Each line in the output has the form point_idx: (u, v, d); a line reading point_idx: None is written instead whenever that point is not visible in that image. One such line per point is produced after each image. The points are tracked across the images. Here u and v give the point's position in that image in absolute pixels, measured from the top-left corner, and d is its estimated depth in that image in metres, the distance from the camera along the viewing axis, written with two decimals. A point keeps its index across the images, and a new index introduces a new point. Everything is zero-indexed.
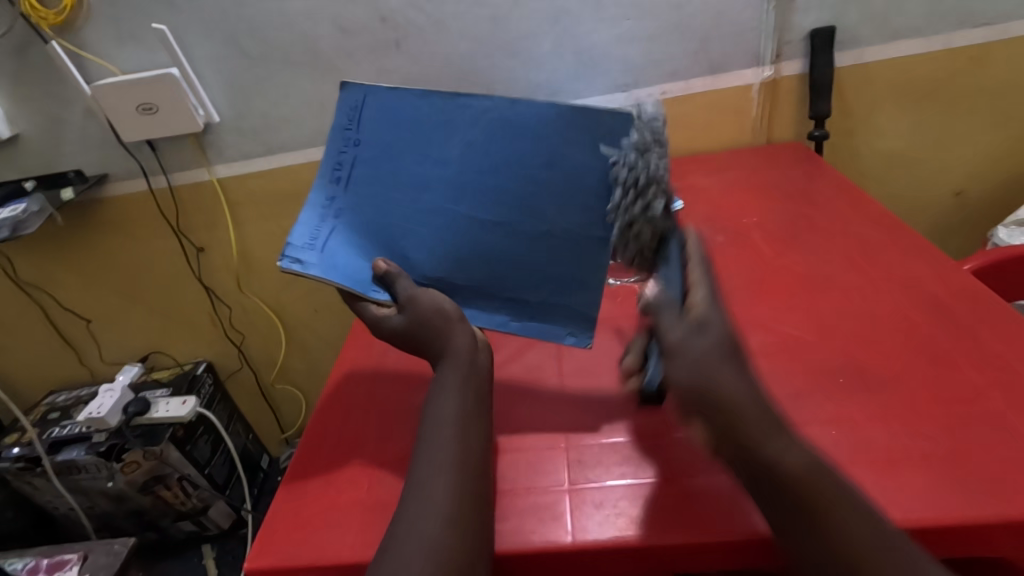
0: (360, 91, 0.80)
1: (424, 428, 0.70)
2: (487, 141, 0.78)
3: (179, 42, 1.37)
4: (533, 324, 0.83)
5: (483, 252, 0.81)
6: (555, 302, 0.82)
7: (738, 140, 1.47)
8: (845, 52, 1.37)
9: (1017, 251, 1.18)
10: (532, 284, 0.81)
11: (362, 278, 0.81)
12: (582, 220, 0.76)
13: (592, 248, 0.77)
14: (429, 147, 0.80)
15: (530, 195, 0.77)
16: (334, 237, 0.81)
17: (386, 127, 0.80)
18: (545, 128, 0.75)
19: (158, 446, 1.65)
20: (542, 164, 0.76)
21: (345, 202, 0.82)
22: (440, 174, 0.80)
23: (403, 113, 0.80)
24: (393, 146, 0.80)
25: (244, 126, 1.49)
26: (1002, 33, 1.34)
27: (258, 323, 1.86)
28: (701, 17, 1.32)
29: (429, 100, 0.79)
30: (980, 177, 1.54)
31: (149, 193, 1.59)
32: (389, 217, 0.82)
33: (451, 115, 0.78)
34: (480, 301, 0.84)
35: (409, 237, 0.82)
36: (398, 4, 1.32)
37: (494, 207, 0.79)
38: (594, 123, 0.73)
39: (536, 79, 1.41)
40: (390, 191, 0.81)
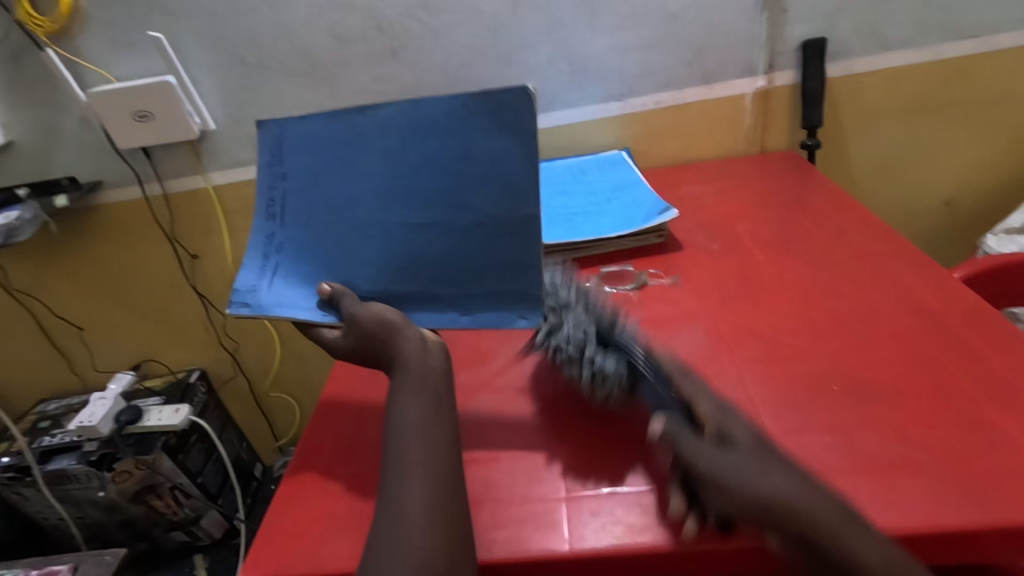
0: (276, 129, 0.85)
1: (391, 444, 0.69)
2: (403, 145, 0.79)
3: (176, 50, 1.38)
4: (485, 317, 0.80)
5: (424, 253, 0.80)
6: (500, 289, 0.79)
7: (731, 148, 1.49)
8: (837, 63, 1.38)
9: (1006, 259, 1.19)
10: (478, 277, 0.80)
11: (308, 304, 0.83)
12: (507, 202, 0.76)
13: (522, 227, 0.76)
14: (351, 162, 0.82)
15: (454, 187, 0.77)
16: (278, 272, 0.85)
17: (308, 156, 0.84)
18: (452, 122, 0.76)
19: (150, 455, 1.64)
20: (456, 156, 0.77)
21: (284, 236, 0.86)
22: (367, 184, 0.81)
23: (320, 137, 0.83)
24: (317, 172, 0.84)
25: (241, 134, 1.49)
26: (990, 44, 1.36)
27: (251, 330, 1.85)
28: (695, 27, 1.34)
29: (341, 121, 0.82)
30: (969, 186, 1.56)
31: (143, 200, 1.59)
32: (327, 240, 0.84)
33: (365, 129, 0.80)
34: (432, 299, 0.81)
35: (349, 252, 0.83)
36: (395, 13, 1.33)
37: (425, 207, 0.79)
38: (494, 106, 0.74)
39: (531, 88, 1.42)
40: (323, 214, 0.84)
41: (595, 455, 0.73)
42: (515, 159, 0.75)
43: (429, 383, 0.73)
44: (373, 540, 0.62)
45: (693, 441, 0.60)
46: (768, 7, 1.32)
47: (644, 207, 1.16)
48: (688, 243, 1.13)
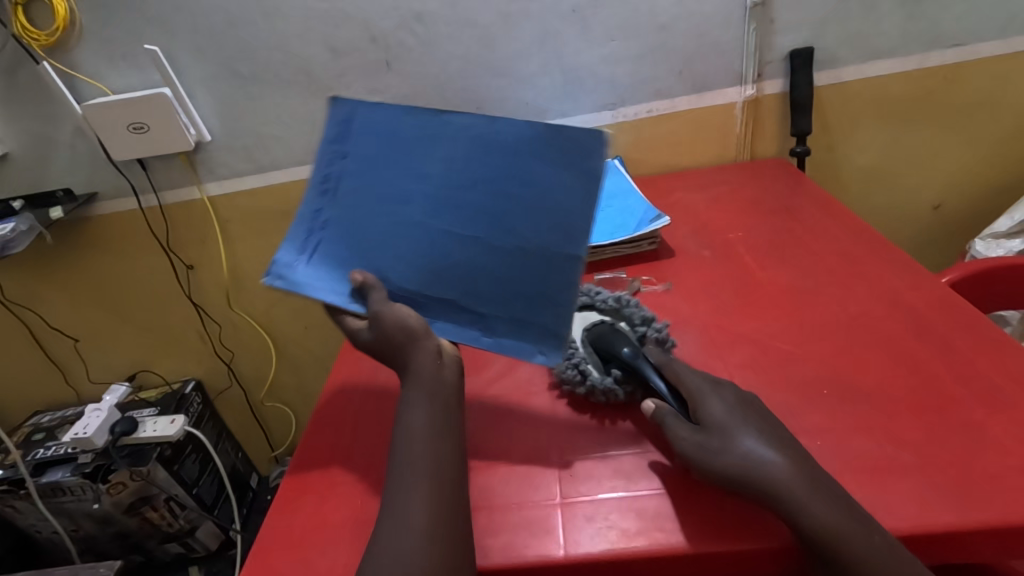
0: (347, 104, 0.81)
1: (397, 450, 0.70)
2: (467, 156, 0.77)
3: (172, 62, 1.39)
4: (507, 340, 0.81)
5: (460, 267, 0.80)
6: (528, 319, 0.80)
7: (722, 156, 1.51)
8: (824, 71, 1.41)
9: (993, 264, 1.22)
10: (510, 301, 0.80)
11: (339, 293, 0.82)
12: (556, 237, 0.76)
13: (566, 265, 0.76)
14: (413, 161, 0.79)
15: (507, 210, 0.77)
16: (319, 252, 0.83)
17: (372, 142, 0.81)
18: (522, 146, 0.75)
19: (144, 467, 1.63)
20: (519, 181, 0.76)
21: (330, 215, 0.83)
22: (422, 187, 0.79)
23: (389, 127, 0.80)
24: (378, 161, 0.80)
25: (236, 145, 1.50)
26: (973, 53, 1.39)
27: (247, 340, 1.85)
28: (685, 37, 1.36)
29: (413, 116, 0.79)
30: (956, 192, 1.59)
31: (139, 211, 1.59)
32: (369, 232, 0.82)
33: (437, 128, 0.78)
34: (456, 316, 0.82)
35: (388, 251, 0.81)
36: (389, 25, 1.35)
37: (472, 223, 0.78)
38: (568, 143, 0.74)
39: (524, 98, 1.44)
40: (374, 204, 0.81)
41: (592, 462, 0.74)
42: (575, 196, 0.75)
43: (437, 391, 0.74)
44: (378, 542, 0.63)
45: (673, 420, 0.71)
46: (756, 18, 1.34)
47: (636, 215, 1.17)
48: (680, 250, 1.14)
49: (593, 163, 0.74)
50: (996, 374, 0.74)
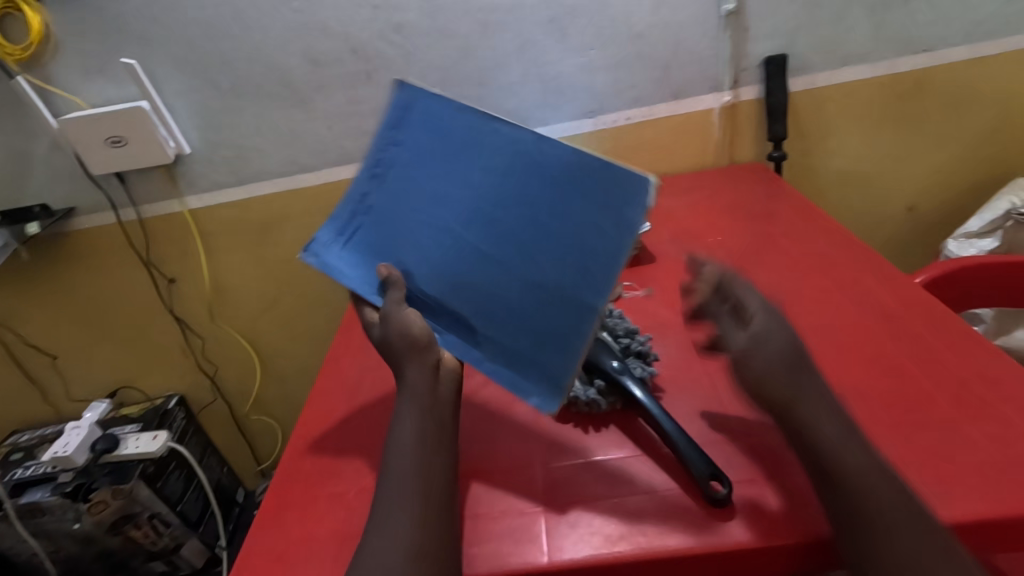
0: (411, 93, 0.83)
1: (388, 462, 0.70)
2: (503, 172, 0.77)
3: (150, 76, 1.38)
4: (507, 373, 0.78)
5: (479, 286, 0.79)
6: (535, 358, 0.76)
7: (702, 162, 1.53)
8: (798, 77, 1.44)
9: (965, 263, 1.24)
10: (516, 334, 0.77)
11: (366, 283, 0.86)
12: (577, 282, 0.73)
13: (581, 313, 0.72)
14: (457, 165, 0.80)
15: (533, 239, 0.75)
16: (358, 235, 0.87)
17: (424, 136, 0.82)
18: (564, 176, 0.73)
19: (127, 484, 1.60)
20: (549, 212, 0.74)
21: (375, 201, 0.86)
22: (459, 194, 0.80)
23: (442, 124, 0.81)
24: (425, 156, 0.82)
25: (216, 157, 1.49)
26: (941, 58, 1.43)
27: (231, 353, 1.83)
28: (662, 45, 1.38)
29: (468, 117, 0.79)
30: (930, 194, 1.62)
31: (118, 225, 1.57)
32: (405, 225, 0.84)
33: (485, 135, 0.78)
34: (463, 332, 0.81)
35: (415, 252, 0.83)
36: (369, 36, 1.35)
37: (496, 241, 0.77)
38: (612, 185, 0.70)
39: (505, 106, 1.45)
40: (413, 200, 0.83)
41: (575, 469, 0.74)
42: (606, 242, 0.71)
43: (430, 404, 0.74)
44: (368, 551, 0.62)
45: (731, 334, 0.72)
46: (731, 26, 1.37)
47: None
48: (661, 256, 1.15)
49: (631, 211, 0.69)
50: (965, 374, 0.76)
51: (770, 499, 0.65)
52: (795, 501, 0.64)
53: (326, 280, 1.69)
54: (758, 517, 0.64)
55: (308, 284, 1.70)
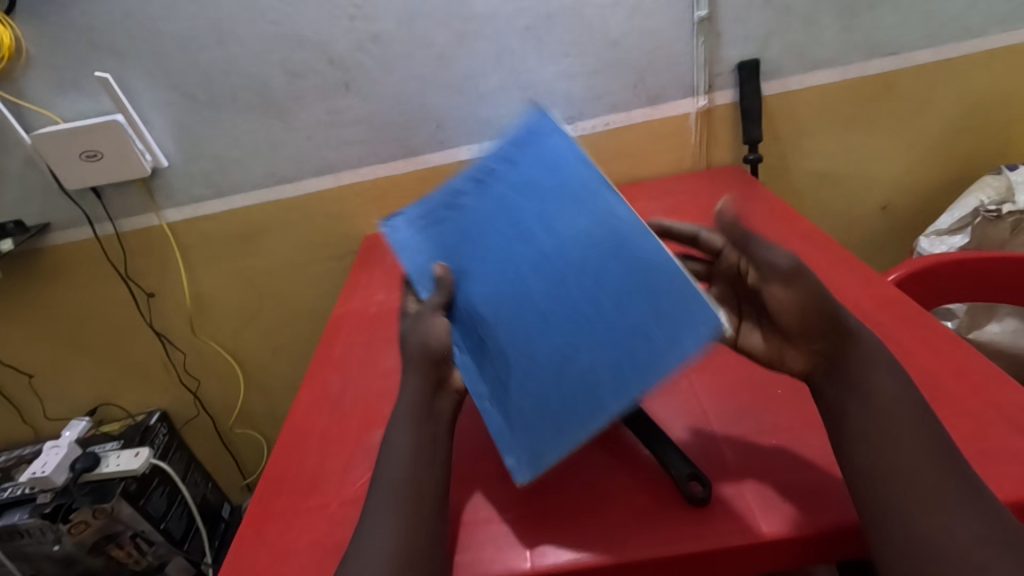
0: (552, 128, 0.82)
1: (379, 468, 0.69)
2: (587, 243, 0.73)
3: (125, 89, 1.37)
4: (503, 427, 0.72)
5: (511, 330, 0.74)
6: (530, 423, 0.69)
7: (679, 165, 1.55)
8: (771, 81, 1.47)
9: (936, 260, 1.28)
10: (523, 397, 0.71)
11: (425, 271, 0.87)
12: (605, 381, 0.65)
13: (591, 403, 0.65)
14: (554, 212, 0.77)
15: (584, 320, 0.69)
16: (443, 227, 0.89)
17: (542, 171, 0.81)
18: (642, 273, 0.68)
19: (108, 503, 1.58)
20: (611, 301, 0.69)
21: (469, 204, 0.87)
22: (541, 236, 0.77)
23: (563, 167, 0.79)
24: (530, 189, 0.81)
25: (194, 169, 1.48)
26: (908, 61, 1.46)
27: (213, 367, 1.81)
28: (637, 52, 1.40)
29: (589, 176, 0.77)
30: (902, 192, 1.66)
31: (95, 240, 1.55)
32: (481, 238, 0.83)
33: (593, 197, 0.75)
34: (478, 360, 0.77)
35: (477, 268, 0.81)
36: (346, 47, 1.35)
37: (550, 297, 0.73)
38: (682, 303, 0.64)
39: (484, 114, 1.46)
40: (501, 220, 0.82)
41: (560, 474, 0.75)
42: (648, 350, 0.64)
43: (425, 415, 0.72)
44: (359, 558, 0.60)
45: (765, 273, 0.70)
46: (704, 32, 1.39)
47: None
48: None
49: (690, 338, 0.62)
50: (934, 369, 0.78)
51: (764, 502, 0.65)
52: (831, 490, 0.65)
53: (309, 290, 1.68)
54: (737, 516, 0.64)
55: (290, 295, 1.70)
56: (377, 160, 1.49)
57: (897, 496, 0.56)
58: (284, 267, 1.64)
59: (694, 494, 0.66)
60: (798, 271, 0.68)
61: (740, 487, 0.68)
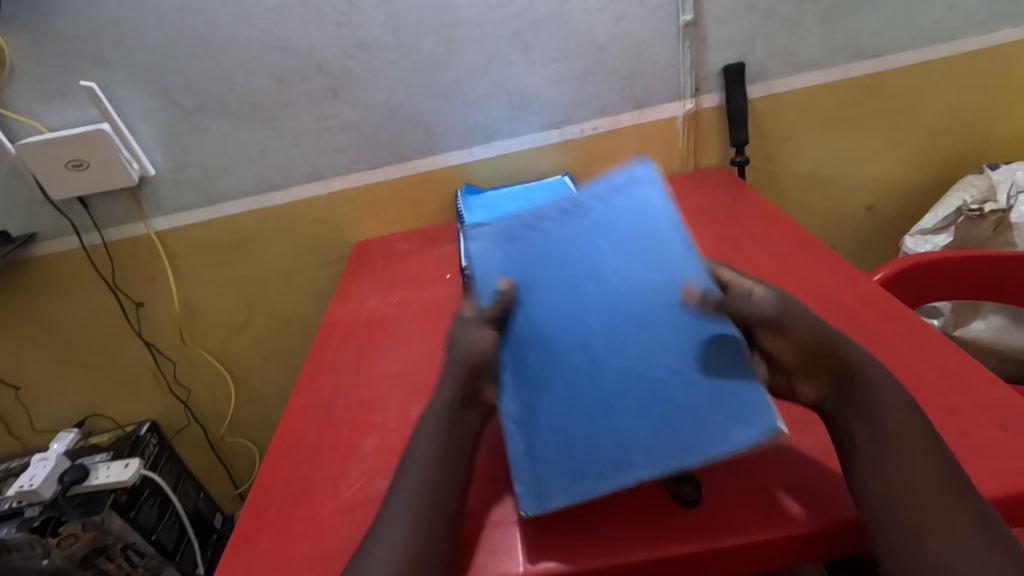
0: (655, 187, 0.83)
1: (402, 466, 0.69)
2: (662, 302, 0.73)
3: (111, 97, 1.36)
4: (522, 455, 0.70)
5: (562, 366, 0.73)
6: (554, 460, 0.68)
7: (667, 168, 1.56)
8: (756, 84, 1.48)
9: (921, 260, 1.29)
10: (551, 435, 0.69)
11: (488, 277, 0.84)
12: (643, 449, 0.65)
13: (621, 460, 0.65)
14: (634, 264, 0.77)
15: (638, 377, 0.69)
16: (519, 241, 0.88)
17: (632, 221, 0.81)
18: (703, 353, 0.68)
19: (98, 515, 1.56)
20: (668, 370, 0.69)
21: (552, 227, 0.86)
22: (614, 282, 0.77)
23: (652, 226, 0.79)
24: (615, 234, 0.81)
25: (182, 177, 1.47)
26: (891, 63, 1.48)
27: (204, 376, 1.80)
28: (625, 56, 1.41)
29: (680, 245, 0.76)
30: (887, 193, 1.68)
31: (82, 250, 1.54)
32: (553, 264, 0.81)
33: (679, 263, 0.75)
34: (515, 379, 0.74)
35: (541, 292, 0.79)
36: (334, 54, 1.35)
37: (608, 342, 0.73)
38: (740, 394, 0.64)
39: (473, 120, 1.46)
40: (579, 253, 0.81)
41: None
42: (691, 427, 0.65)
43: (454, 419, 0.72)
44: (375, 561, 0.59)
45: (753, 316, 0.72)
46: (689, 36, 1.41)
47: None
48: None
49: (742, 432, 0.62)
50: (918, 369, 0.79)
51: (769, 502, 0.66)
52: (834, 488, 0.65)
53: (299, 297, 1.68)
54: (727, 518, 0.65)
55: (281, 303, 1.69)
56: (366, 166, 1.49)
57: (911, 511, 0.57)
58: (274, 275, 1.64)
59: (685, 497, 0.67)
60: (789, 314, 0.72)
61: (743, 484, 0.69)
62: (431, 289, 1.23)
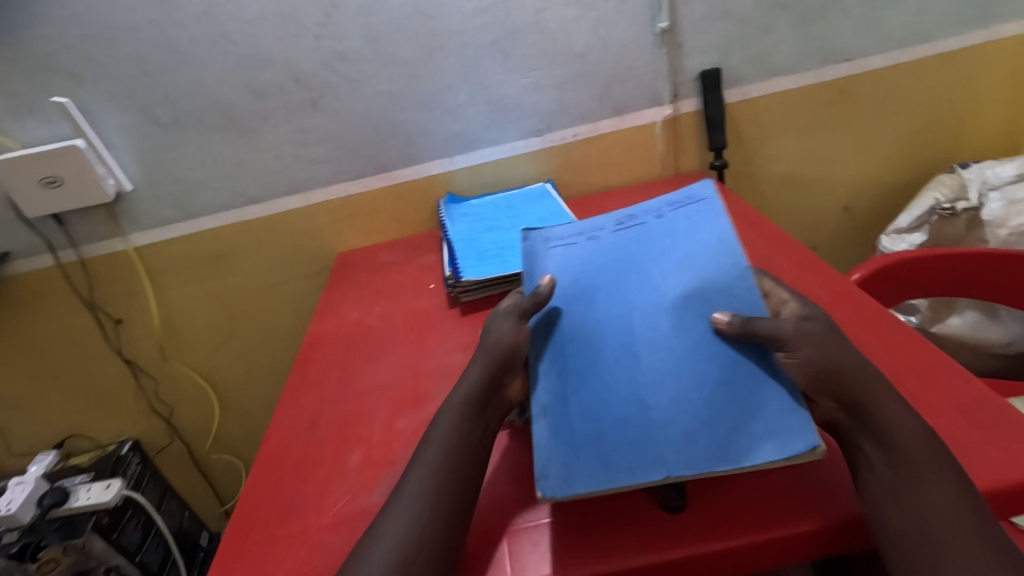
0: (715, 211, 0.91)
1: (418, 450, 0.72)
2: (706, 316, 0.76)
3: (85, 113, 1.34)
4: (545, 440, 0.69)
5: (603, 360, 0.76)
6: (582, 447, 0.68)
7: (648, 173, 1.57)
8: (733, 89, 1.50)
9: (898, 258, 1.31)
10: (582, 422, 0.70)
11: (536, 276, 0.91)
12: (676, 447, 0.65)
13: (652, 453, 0.65)
14: (682, 275, 0.82)
15: (676, 380, 0.71)
16: (572, 249, 0.96)
17: (686, 240, 0.88)
18: (744, 366, 0.70)
19: (79, 538, 1.52)
20: (707, 374, 0.70)
21: (607, 242, 0.95)
22: (660, 290, 0.82)
23: (704, 247, 0.85)
24: (667, 252, 0.88)
25: (160, 192, 1.45)
26: (863, 66, 1.52)
27: (187, 392, 1.77)
28: (603, 63, 1.43)
29: (730, 264, 0.81)
30: (863, 193, 1.71)
31: (58, 267, 1.51)
32: (602, 271, 0.89)
33: (726, 279, 0.79)
34: (550, 367, 0.77)
35: (588, 294, 0.85)
36: (313, 66, 1.35)
37: (649, 343, 0.76)
38: (783, 411, 0.65)
39: (454, 129, 1.46)
40: (632, 265, 0.88)
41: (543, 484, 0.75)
42: (727, 433, 0.65)
43: (474, 407, 0.73)
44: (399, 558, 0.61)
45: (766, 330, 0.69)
46: (666, 43, 1.42)
47: None
48: None
49: (777, 449, 0.62)
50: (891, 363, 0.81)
51: (770, 501, 0.67)
52: (834, 485, 0.66)
53: (282, 310, 1.67)
54: (711, 522, 0.66)
55: (265, 316, 1.67)
56: (347, 177, 1.48)
57: (932, 545, 0.56)
58: (257, 288, 1.62)
59: (670, 503, 0.68)
60: (803, 336, 0.69)
61: (743, 486, 0.69)
62: (415, 299, 1.23)
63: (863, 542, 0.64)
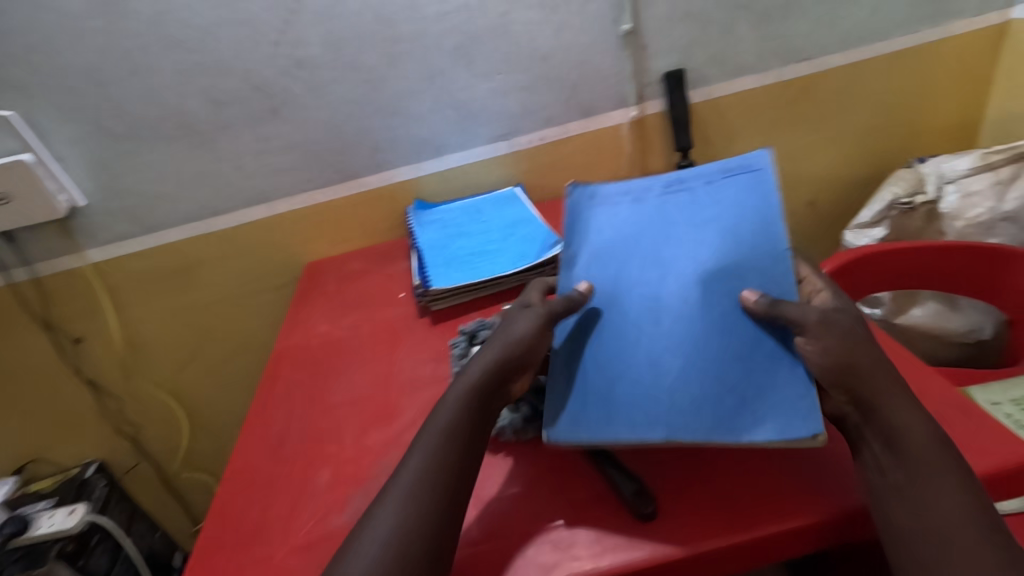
0: (765, 177, 0.84)
1: (420, 436, 0.71)
2: (734, 294, 0.76)
3: (32, 126, 1.29)
4: (562, 389, 0.79)
5: (627, 323, 0.81)
6: (592, 402, 0.76)
7: (616, 175, 1.58)
8: (697, 89, 1.52)
9: (863, 253, 1.34)
10: (596, 377, 0.78)
11: (576, 234, 0.94)
12: (677, 412, 0.70)
13: (653, 415, 0.71)
14: (722, 250, 0.80)
15: (691, 349, 0.74)
16: (617, 204, 0.94)
17: (732, 208, 0.83)
18: (761, 347, 0.72)
19: (42, 567, 1.46)
20: (724, 350, 0.73)
21: (654, 200, 0.91)
22: (694, 261, 0.81)
23: (751, 215, 0.81)
24: (710, 220, 0.84)
25: (116, 206, 1.40)
26: (821, 65, 1.55)
27: (153, 410, 1.72)
28: (568, 66, 1.43)
29: (774, 241, 0.78)
30: (826, 189, 1.75)
31: (9, 286, 1.45)
32: (642, 234, 0.88)
33: (761, 261, 0.78)
34: (574, 328, 0.84)
35: (620, 258, 0.87)
36: (272, 73, 1.32)
37: (675, 315, 0.78)
38: (790, 396, 0.68)
39: (420, 134, 1.44)
40: (671, 230, 0.86)
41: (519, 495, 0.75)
42: (735, 407, 0.69)
43: (480, 394, 0.74)
44: (397, 555, 0.61)
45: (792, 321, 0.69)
46: (629, 45, 1.43)
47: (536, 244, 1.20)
48: None
49: (777, 430, 0.66)
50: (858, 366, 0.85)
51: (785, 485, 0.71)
52: (833, 474, 0.70)
53: (250, 323, 1.63)
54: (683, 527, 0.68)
55: (232, 330, 1.63)
56: (314, 185, 1.45)
57: (936, 547, 0.57)
58: (222, 302, 1.58)
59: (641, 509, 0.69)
60: (826, 325, 0.69)
61: (738, 482, 0.72)
62: (385, 309, 1.21)
63: (870, 529, 0.67)
